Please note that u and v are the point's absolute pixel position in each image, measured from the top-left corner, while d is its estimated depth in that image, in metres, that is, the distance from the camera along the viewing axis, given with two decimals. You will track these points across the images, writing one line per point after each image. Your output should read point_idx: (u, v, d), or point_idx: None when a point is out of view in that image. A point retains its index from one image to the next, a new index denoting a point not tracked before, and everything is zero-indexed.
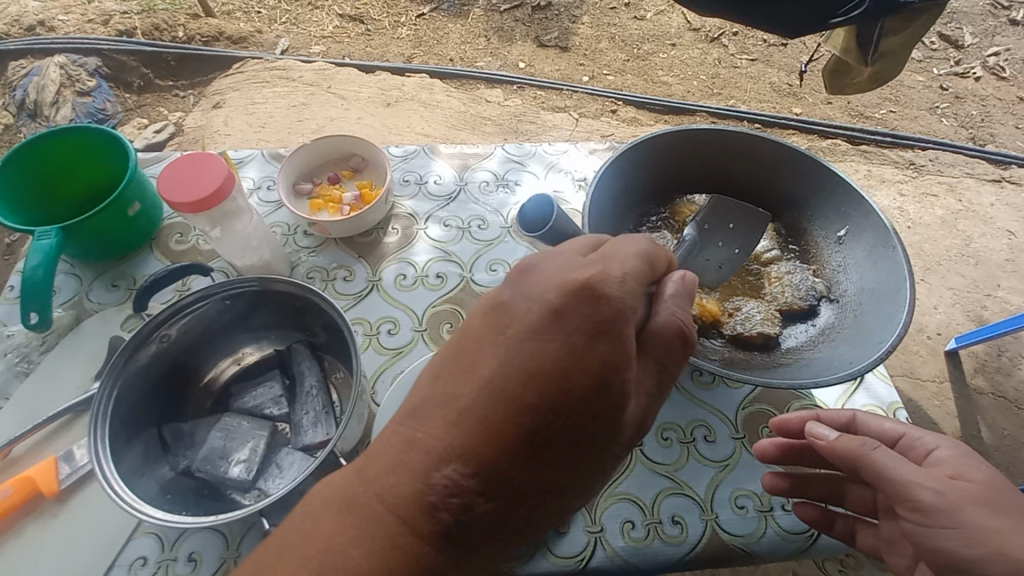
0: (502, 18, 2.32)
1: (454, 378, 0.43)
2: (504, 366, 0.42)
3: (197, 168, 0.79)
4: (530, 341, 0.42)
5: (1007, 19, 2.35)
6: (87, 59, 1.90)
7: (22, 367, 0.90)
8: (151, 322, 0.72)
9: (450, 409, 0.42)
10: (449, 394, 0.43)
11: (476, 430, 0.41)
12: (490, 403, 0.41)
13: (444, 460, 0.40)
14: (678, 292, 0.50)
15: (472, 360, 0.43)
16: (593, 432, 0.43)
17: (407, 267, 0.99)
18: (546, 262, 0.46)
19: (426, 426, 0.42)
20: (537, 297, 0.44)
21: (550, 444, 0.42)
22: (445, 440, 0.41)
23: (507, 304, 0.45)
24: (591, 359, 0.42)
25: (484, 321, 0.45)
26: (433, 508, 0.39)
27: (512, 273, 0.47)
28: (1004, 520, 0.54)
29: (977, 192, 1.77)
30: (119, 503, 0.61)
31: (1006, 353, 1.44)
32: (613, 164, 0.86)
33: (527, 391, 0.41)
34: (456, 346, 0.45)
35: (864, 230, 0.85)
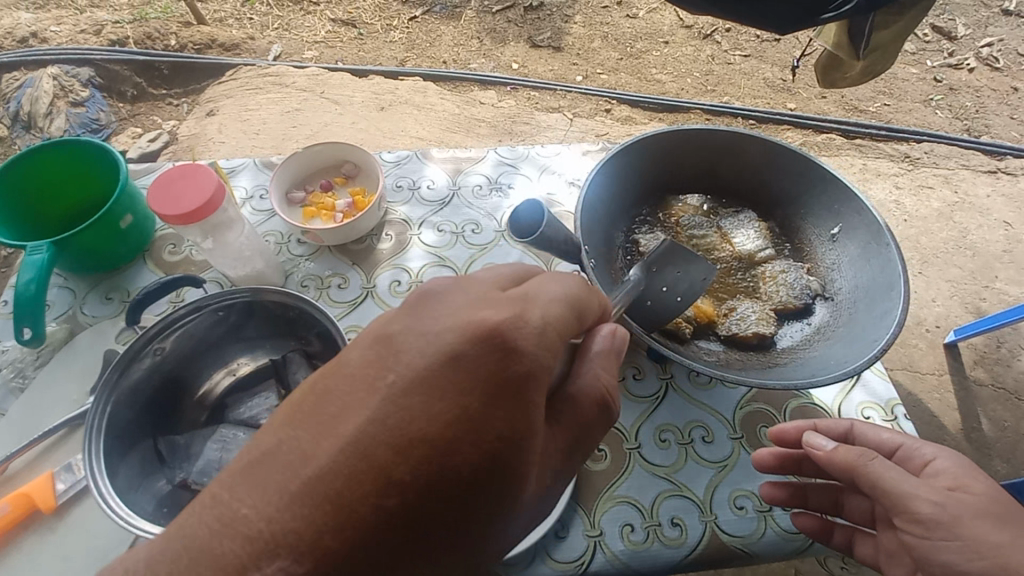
0: (495, 19, 2.32)
1: (313, 430, 0.35)
2: (376, 424, 0.34)
3: (186, 181, 0.78)
4: (414, 395, 0.36)
5: (999, 9, 2.35)
6: (79, 70, 1.90)
7: (16, 383, 0.90)
8: (143, 336, 0.73)
9: (298, 471, 0.33)
10: (297, 451, 0.34)
11: (319, 507, 0.32)
12: (348, 472, 0.33)
13: (275, 546, 0.31)
14: (605, 350, 0.52)
15: (333, 413, 0.35)
16: (478, 513, 0.37)
17: (401, 274, 0.99)
18: (451, 294, 0.41)
19: (253, 499, 0.33)
20: (433, 338, 0.37)
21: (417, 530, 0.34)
22: (278, 519, 0.32)
23: (395, 340, 0.38)
24: (487, 424, 0.37)
25: (363, 358, 0.37)
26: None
27: (408, 302, 0.40)
28: (1007, 534, 0.54)
29: (973, 183, 1.77)
30: (114, 518, 0.61)
31: (1005, 345, 1.44)
32: (605, 166, 0.86)
33: (399, 463, 0.34)
34: (320, 387, 0.37)
35: (858, 228, 0.85)
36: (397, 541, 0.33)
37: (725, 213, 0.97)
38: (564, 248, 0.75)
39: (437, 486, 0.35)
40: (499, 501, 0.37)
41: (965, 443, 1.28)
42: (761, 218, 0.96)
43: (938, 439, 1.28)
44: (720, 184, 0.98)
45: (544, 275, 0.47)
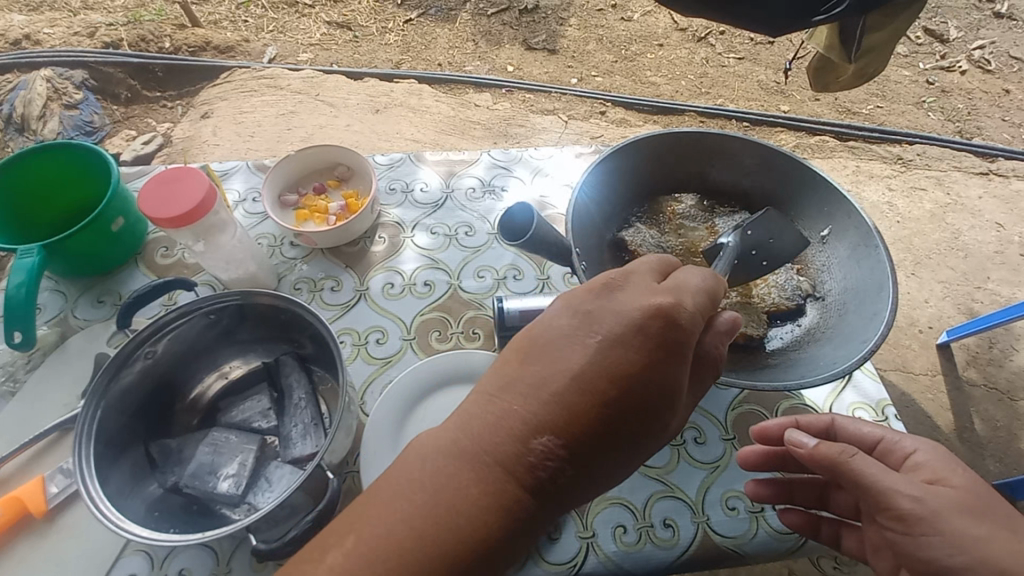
0: (490, 22, 2.32)
1: (537, 371, 0.47)
2: (594, 363, 0.46)
3: (180, 183, 0.78)
4: (618, 346, 0.46)
5: (990, 13, 2.37)
6: (73, 72, 1.89)
7: (8, 387, 0.89)
8: (134, 340, 0.72)
9: (541, 393, 0.45)
10: (538, 379, 0.46)
11: (563, 413, 0.44)
12: (579, 393, 0.45)
13: (539, 430, 0.44)
14: (728, 329, 0.54)
15: (554, 357, 0.47)
16: (654, 433, 0.47)
17: (395, 276, 0.99)
18: (629, 284, 0.51)
19: (519, 401, 0.45)
20: (624, 312, 0.48)
21: (619, 439, 0.45)
22: (539, 416, 0.44)
23: (594, 314, 0.49)
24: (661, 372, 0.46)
25: (570, 323, 0.49)
26: (533, 467, 0.43)
27: (598, 286, 0.51)
28: (986, 527, 0.55)
29: (965, 185, 1.78)
30: (103, 521, 0.60)
31: (997, 345, 1.45)
32: (597, 168, 0.87)
33: (611, 388, 0.45)
34: (541, 339, 0.49)
35: (847, 230, 0.86)
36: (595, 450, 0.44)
37: (721, 212, 0.97)
38: (557, 248, 0.75)
39: (634, 410, 0.45)
40: (666, 429, 0.48)
41: (959, 442, 1.29)
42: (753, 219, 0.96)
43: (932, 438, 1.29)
44: (712, 183, 0.98)
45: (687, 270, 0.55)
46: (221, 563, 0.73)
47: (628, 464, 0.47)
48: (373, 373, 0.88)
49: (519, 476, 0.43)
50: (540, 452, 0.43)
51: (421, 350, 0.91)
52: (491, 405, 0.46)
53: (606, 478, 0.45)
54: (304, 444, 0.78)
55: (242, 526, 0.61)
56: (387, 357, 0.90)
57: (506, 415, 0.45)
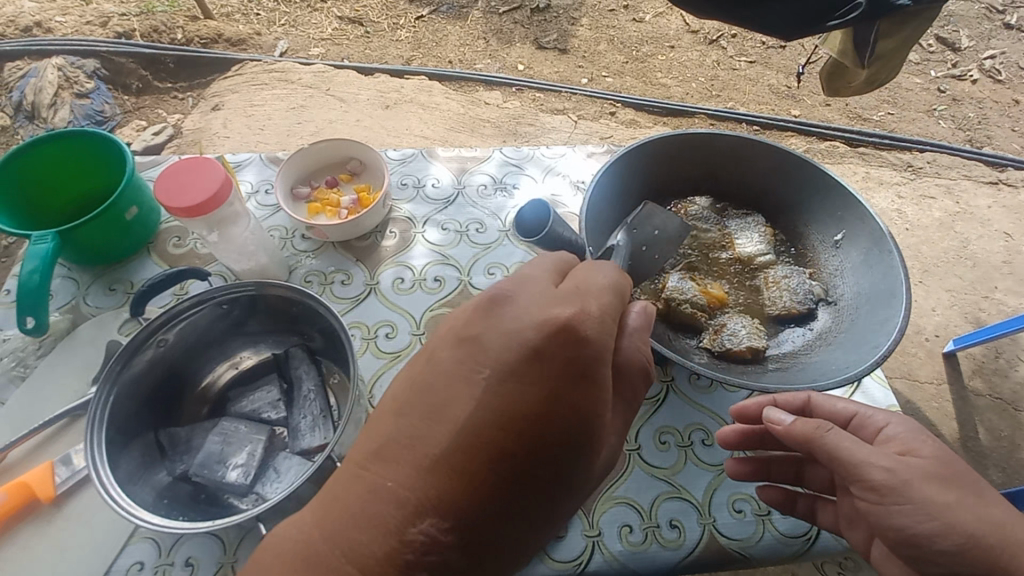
0: (502, 20, 2.32)
1: (422, 421, 0.41)
2: (482, 408, 0.41)
3: (193, 174, 0.79)
4: (511, 381, 0.42)
5: (1002, 23, 2.36)
6: (85, 61, 1.90)
7: (17, 372, 0.90)
8: (146, 328, 0.72)
9: (422, 455, 0.40)
10: (414, 440, 0.41)
11: (449, 481, 0.39)
12: (466, 450, 0.40)
13: (420, 513, 0.38)
14: (640, 324, 0.54)
15: (440, 402, 0.42)
16: (582, 459, 0.44)
17: (405, 271, 0.99)
18: (517, 295, 0.46)
19: (392, 473, 0.40)
20: (513, 337, 0.43)
21: (518, 491, 0.40)
22: (417, 490, 0.38)
23: (479, 339, 0.43)
24: (570, 395, 0.43)
25: (453, 359, 0.43)
26: (411, 566, 0.37)
27: (482, 304, 0.45)
28: (954, 494, 0.55)
29: (974, 194, 1.77)
30: (114, 508, 0.60)
31: (1003, 355, 1.44)
32: (611, 166, 0.87)
33: (505, 436, 0.40)
34: (419, 385, 0.43)
35: (860, 235, 0.85)
36: (513, 495, 0.40)
37: (733, 214, 0.97)
38: (569, 247, 0.75)
39: (534, 454, 0.41)
40: (578, 468, 0.44)
41: (963, 452, 1.29)
42: (766, 222, 0.96)
43: None
44: (723, 186, 0.98)
45: (585, 265, 0.52)
46: (228, 551, 0.74)
47: (560, 497, 0.43)
48: (382, 367, 0.88)
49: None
50: (421, 542, 0.37)
51: None
52: (359, 480, 0.40)
53: (528, 522, 0.41)
54: (313, 436, 0.78)
55: (252, 514, 0.61)
56: (396, 351, 0.90)
57: (377, 493, 0.39)
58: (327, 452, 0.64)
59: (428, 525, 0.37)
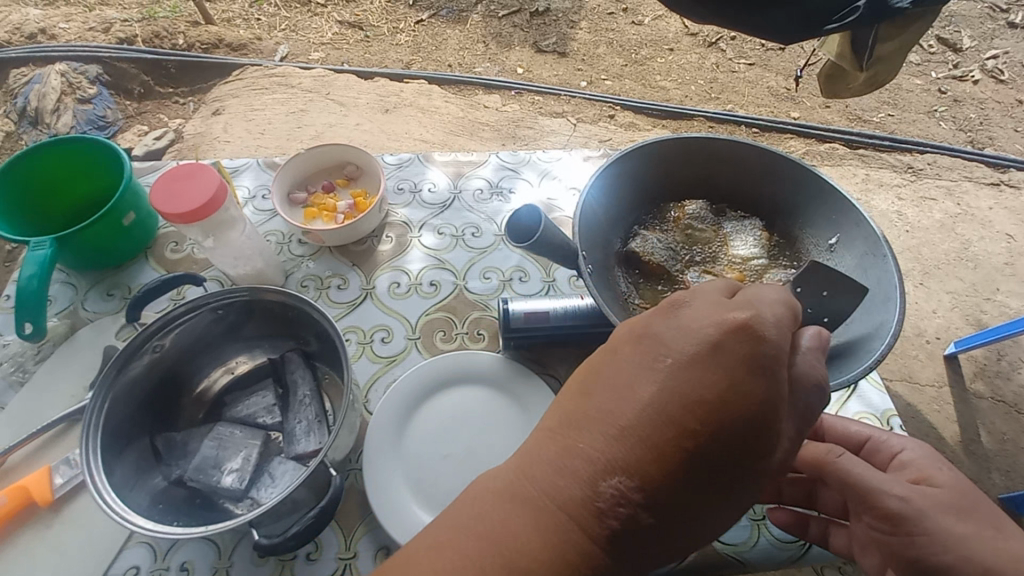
0: (501, 24, 2.33)
1: (611, 398, 0.41)
2: (667, 389, 0.39)
3: (192, 179, 0.79)
4: (695, 367, 0.39)
5: (1005, 22, 2.35)
6: (87, 67, 1.91)
7: (17, 377, 0.90)
8: (142, 334, 0.72)
9: (609, 425, 0.39)
10: (604, 412, 0.40)
11: (638, 447, 0.38)
12: (654, 424, 0.38)
13: (610, 470, 0.38)
14: (814, 345, 0.45)
15: (625, 383, 0.41)
16: (763, 460, 0.39)
17: (401, 276, 1.00)
18: (697, 298, 0.43)
19: (584, 436, 0.39)
20: (694, 330, 0.41)
21: (705, 474, 0.38)
22: (608, 454, 0.38)
23: (658, 333, 0.42)
24: (755, 387, 0.38)
25: (634, 349, 0.42)
26: (603, 514, 0.37)
27: (661, 306, 0.44)
28: (971, 526, 0.55)
29: (976, 195, 1.76)
30: (108, 512, 0.61)
31: (1006, 357, 1.43)
32: (608, 169, 0.87)
33: (691, 417, 0.38)
34: (603, 370, 0.43)
35: (854, 239, 0.85)
36: (696, 482, 0.38)
37: (730, 217, 0.97)
38: (562, 251, 0.75)
39: (718, 444, 0.38)
40: (762, 467, 0.39)
41: (965, 456, 1.28)
42: (763, 226, 0.96)
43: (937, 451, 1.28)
44: (720, 189, 0.98)
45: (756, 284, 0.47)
46: (222, 556, 0.74)
47: (738, 496, 0.39)
48: (377, 372, 0.89)
49: (586, 525, 0.37)
50: (612, 495, 0.37)
51: (425, 350, 0.91)
52: (552, 440, 0.40)
53: (704, 513, 0.38)
54: (307, 441, 0.79)
55: (244, 520, 0.61)
56: (392, 356, 0.90)
57: (569, 452, 0.39)
58: (319, 458, 0.65)
59: (618, 481, 0.37)
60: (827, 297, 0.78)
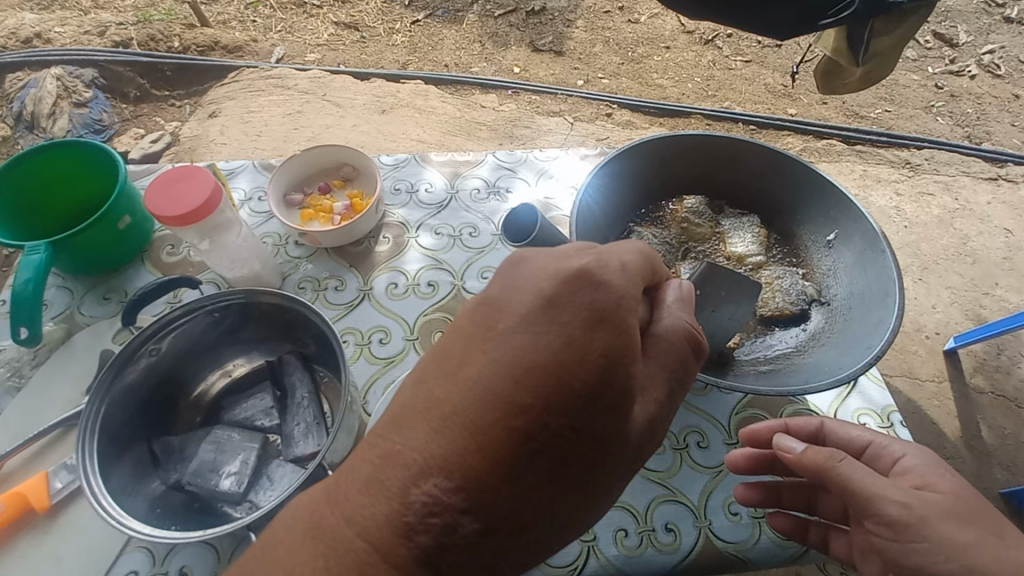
0: (497, 23, 2.33)
1: (441, 381, 0.40)
2: (494, 362, 0.39)
3: (184, 183, 0.79)
4: (524, 332, 0.39)
5: (1001, 17, 2.35)
6: (83, 71, 1.90)
7: (14, 382, 0.90)
8: (138, 338, 0.72)
9: (435, 414, 0.39)
10: (432, 399, 0.40)
11: (460, 436, 0.38)
12: (481, 405, 0.38)
13: (424, 474, 0.37)
14: (681, 299, 0.49)
15: (458, 363, 0.40)
16: (605, 424, 0.40)
17: (399, 276, 0.99)
18: (537, 255, 0.44)
19: (406, 436, 0.39)
20: (530, 289, 0.41)
21: (536, 452, 0.38)
22: (427, 451, 0.38)
23: (496, 298, 0.42)
24: (591, 343, 0.39)
25: (471, 322, 0.42)
26: (411, 530, 0.36)
27: (505, 264, 0.44)
28: (973, 533, 0.55)
29: (974, 190, 1.76)
30: (105, 518, 0.60)
31: (1005, 352, 1.43)
32: (605, 167, 0.87)
33: (519, 392, 0.38)
34: (439, 353, 0.42)
35: (852, 235, 0.85)
36: (529, 461, 0.38)
37: (729, 214, 0.97)
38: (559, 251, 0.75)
39: (552, 416, 0.38)
40: (601, 432, 0.40)
41: (965, 451, 1.28)
42: (761, 223, 0.96)
43: (937, 446, 1.28)
44: (718, 186, 0.98)
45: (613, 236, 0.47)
46: (222, 560, 0.74)
47: (578, 467, 0.40)
48: (376, 373, 0.88)
49: (393, 548, 0.36)
50: (423, 504, 0.37)
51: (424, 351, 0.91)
52: (375, 447, 0.40)
53: (539, 493, 0.39)
54: (307, 443, 0.78)
55: (242, 524, 0.60)
56: (390, 357, 0.90)
57: (390, 458, 0.39)
58: (318, 460, 0.64)
59: (432, 486, 0.37)
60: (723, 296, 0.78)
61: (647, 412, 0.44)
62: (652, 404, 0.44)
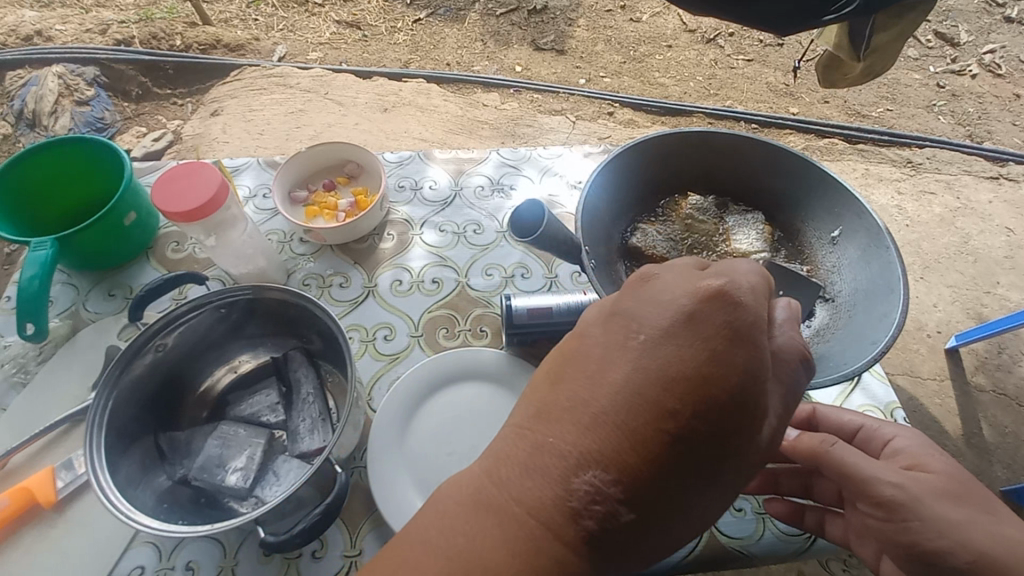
0: (499, 22, 2.33)
1: (582, 385, 0.41)
2: (640, 370, 0.39)
3: (189, 179, 0.79)
4: (668, 344, 0.39)
5: (1002, 17, 2.35)
6: (85, 69, 1.90)
7: (19, 379, 0.90)
8: (145, 333, 0.72)
9: (583, 413, 0.39)
10: (576, 401, 0.40)
11: (614, 437, 0.38)
12: (628, 409, 0.38)
13: (582, 466, 0.38)
14: (790, 318, 0.47)
15: (598, 368, 0.41)
16: (746, 437, 0.39)
17: (403, 273, 1.00)
18: (665, 270, 0.43)
19: (555, 431, 0.39)
20: (668, 302, 0.40)
21: (690, 454, 0.38)
22: (581, 446, 0.38)
23: (630, 312, 0.42)
24: (735, 357, 0.38)
25: (605, 332, 0.42)
26: (578, 515, 0.37)
27: (632, 281, 0.44)
28: (965, 511, 0.55)
29: (975, 189, 1.76)
30: (113, 511, 0.60)
31: (1006, 350, 1.43)
32: (609, 164, 0.87)
33: (668, 398, 0.38)
34: (575, 357, 0.43)
35: (858, 231, 0.85)
36: (679, 466, 0.38)
37: (734, 210, 0.97)
38: (564, 246, 0.76)
39: (702, 425, 0.38)
40: (746, 445, 0.39)
41: (966, 448, 1.28)
42: (765, 219, 0.96)
43: (938, 444, 1.28)
44: (722, 182, 0.98)
45: None
46: (228, 555, 0.74)
47: (719, 478, 0.39)
48: (381, 369, 0.89)
49: (563, 529, 0.37)
50: (586, 492, 0.37)
51: (428, 348, 0.91)
52: (523, 438, 0.40)
53: (688, 497, 0.38)
54: (312, 439, 0.78)
55: (249, 518, 0.60)
56: (395, 353, 0.90)
57: (540, 448, 0.39)
58: (324, 455, 0.64)
59: (592, 475, 0.37)
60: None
61: (788, 424, 0.43)
62: (793, 415, 0.43)
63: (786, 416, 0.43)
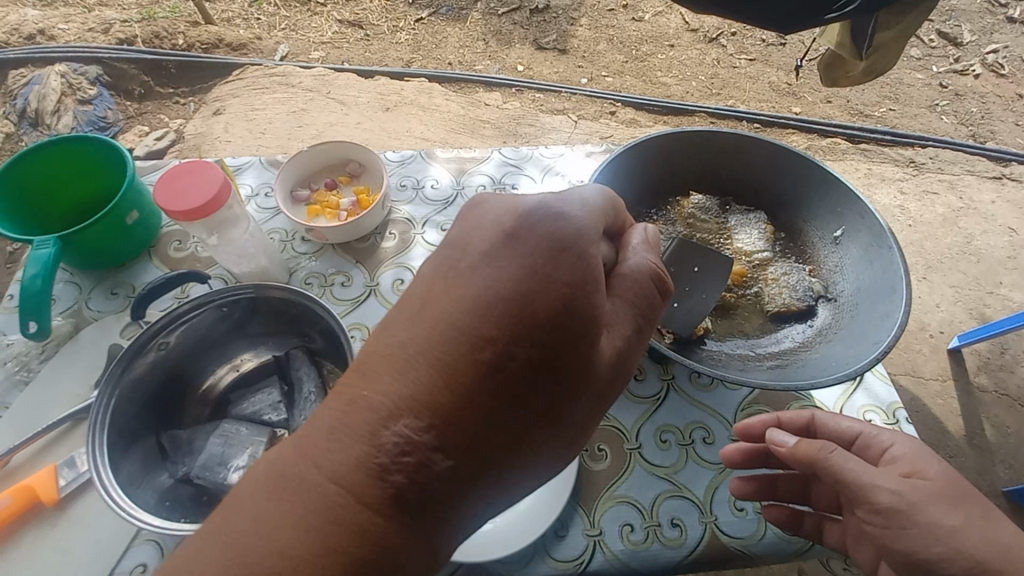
0: (501, 21, 2.33)
1: (404, 325, 0.43)
2: (459, 301, 0.43)
3: (190, 177, 0.79)
4: (487, 268, 0.43)
5: (1005, 17, 2.34)
6: (87, 68, 1.91)
7: (21, 376, 0.91)
8: (147, 331, 0.73)
9: (400, 355, 0.42)
10: (397, 342, 0.43)
11: (427, 371, 0.41)
12: (445, 341, 0.42)
13: (393, 418, 0.41)
14: (645, 241, 0.53)
15: (420, 304, 0.44)
16: (569, 352, 0.44)
17: (405, 272, 1.00)
18: (496, 197, 0.47)
19: (371, 384, 0.42)
20: (492, 227, 0.45)
21: (507, 375, 0.42)
22: (394, 393, 0.41)
23: (458, 241, 0.45)
24: (555, 273, 0.43)
25: (431, 264, 0.46)
26: (384, 473, 0.40)
27: (462, 209, 0.48)
28: (962, 517, 0.55)
29: (978, 189, 1.76)
30: (115, 510, 0.61)
31: (1009, 351, 1.43)
32: (611, 163, 0.87)
33: (486, 323, 0.42)
34: (406, 298, 0.45)
35: (859, 230, 0.85)
36: (499, 387, 0.42)
37: (736, 210, 0.97)
38: None
39: (520, 345, 0.42)
40: (571, 359, 0.44)
41: (968, 449, 1.28)
42: (767, 219, 0.96)
43: (940, 444, 1.28)
44: (724, 182, 0.98)
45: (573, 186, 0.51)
46: None
47: (544, 393, 0.44)
48: None
49: (364, 492, 0.39)
50: (396, 446, 0.40)
51: None
52: (340, 400, 0.42)
53: (509, 417, 0.43)
54: None
55: None
56: None
57: (356, 407, 0.41)
58: None
59: (403, 427, 0.40)
60: (698, 272, 0.82)
61: (620, 339, 0.49)
62: (624, 330, 0.49)
63: (622, 332, 0.49)
